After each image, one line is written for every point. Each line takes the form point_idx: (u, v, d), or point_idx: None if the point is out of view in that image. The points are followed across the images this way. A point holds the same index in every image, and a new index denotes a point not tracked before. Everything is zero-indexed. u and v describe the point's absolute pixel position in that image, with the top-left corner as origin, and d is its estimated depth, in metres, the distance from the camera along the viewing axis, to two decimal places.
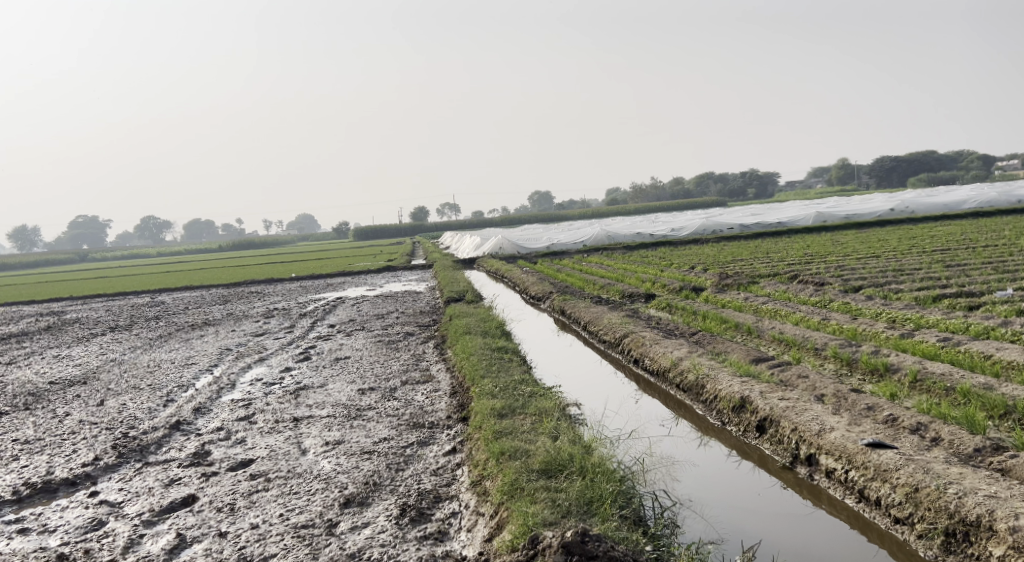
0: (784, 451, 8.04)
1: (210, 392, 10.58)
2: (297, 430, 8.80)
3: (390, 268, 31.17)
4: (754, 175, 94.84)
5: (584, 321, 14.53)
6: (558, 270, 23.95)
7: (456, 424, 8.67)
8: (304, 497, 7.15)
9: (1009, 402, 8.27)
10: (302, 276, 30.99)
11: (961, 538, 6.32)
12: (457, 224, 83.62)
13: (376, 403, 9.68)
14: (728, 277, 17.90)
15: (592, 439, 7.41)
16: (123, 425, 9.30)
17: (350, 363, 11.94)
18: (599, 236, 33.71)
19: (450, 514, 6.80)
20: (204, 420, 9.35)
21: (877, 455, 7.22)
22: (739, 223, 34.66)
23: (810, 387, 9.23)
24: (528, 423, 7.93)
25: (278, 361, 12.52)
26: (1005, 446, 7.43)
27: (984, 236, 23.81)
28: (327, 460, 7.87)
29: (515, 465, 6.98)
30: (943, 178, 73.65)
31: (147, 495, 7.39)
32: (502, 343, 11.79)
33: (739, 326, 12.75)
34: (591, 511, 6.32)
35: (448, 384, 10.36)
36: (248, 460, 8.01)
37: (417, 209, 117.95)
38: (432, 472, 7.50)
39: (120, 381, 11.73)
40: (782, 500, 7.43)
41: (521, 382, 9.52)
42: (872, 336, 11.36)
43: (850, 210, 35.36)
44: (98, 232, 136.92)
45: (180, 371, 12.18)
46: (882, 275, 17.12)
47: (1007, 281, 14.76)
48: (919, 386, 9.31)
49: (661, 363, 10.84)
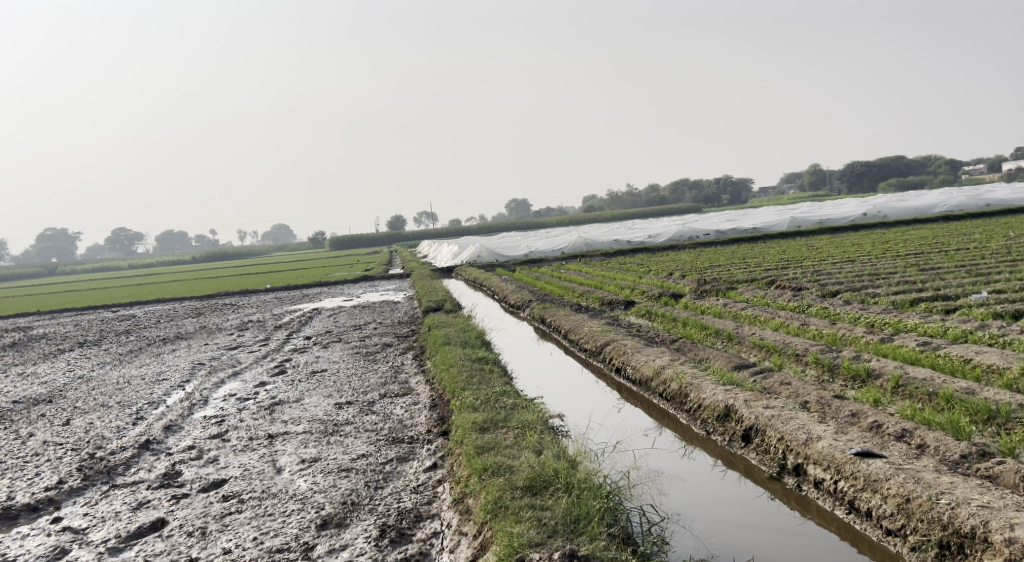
0: (771, 461, 7.91)
1: (181, 409, 10.27)
2: (272, 448, 8.53)
3: (367, 278, 30.81)
4: (728, 180, 95.40)
5: (564, 329, 14.34)
6: (536, 278, 23.77)
7: (437, 439, 8.44)
8: (279, 519, 6.90)
9: (992, 408, 8.19)
10: (275, 287, 30.49)
11: (955, 550, 6.19)
12: (433, 233, 83.26)
13: (353, 418, 9.43)
14: (706, 283, 17.82)
15: (577, 453, 7.22)
16: (90, 446, 8.99)
17: (326, 377, 11.66)
18: (576, 244, 33.61)
19: (431, 534, 6.58)
20: (175, 438, 9.06)
21: (867, 465, 7.10)
22: (714, 229, 34.71)
23: (793, 394, 9.10)
24: (510, 436, 7.72)
25: (252, 376, 12.21)
26: (992, 452, 7.37)
27: (956, 239, 23.98)
28: (303, 479, 7.61)
29: (499, 481, 6.76)
30: (912, 183, 74.44)
31: (113, 520, 7.11)
32: (483, 354, 11.58)
33: (720, 333, 12.63)
34: (577, 530, 6.13)
35: (428, 397, 10.12)
36: (221, 481, 7.73)
37: (394, 219, 117.68)
38: (412, 490, 7.27)
39: (88, 399, 11.38)
40: (770, 512, 7.29)
41: (503, 394, 9.32)
42: (851, 341, 11.31)
43: (824, 215, 35.57)
44: (67, 244, 134.82)
45: (150, 388, 11.83)
46: (858, 280, 17.08)
47: (982, 283, 14.80)
48: (901, 392, 9.19)
49: (643, 372, 10.67)
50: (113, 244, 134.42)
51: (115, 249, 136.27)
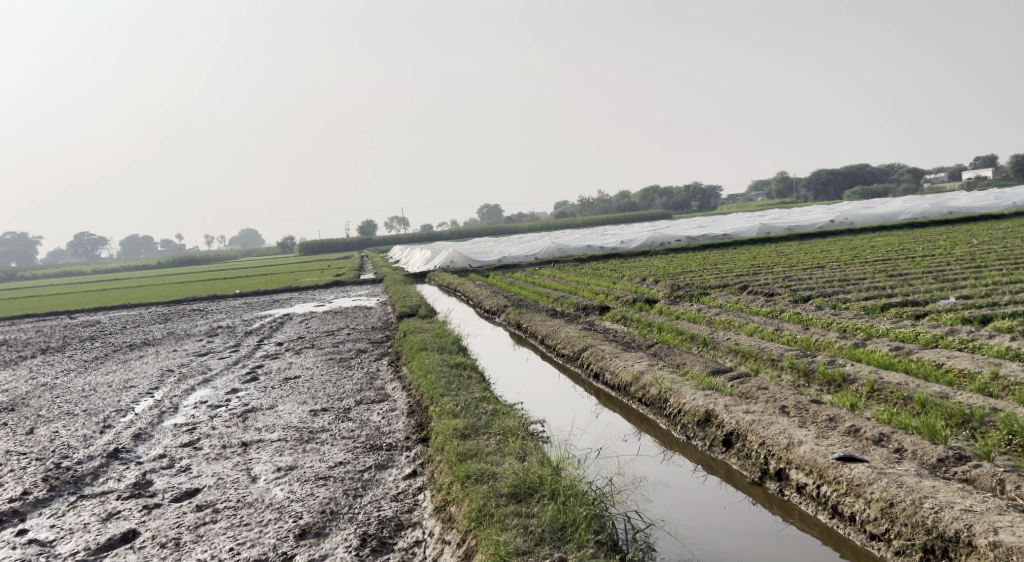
0: (753, 466, 7.87)
1: (151, 417, 10.04)
2: (246, 456, 8.34)
3: (339, 283, 30.45)
4: (698, 189, 96.19)
5: (540, 335, 14.28)
6: (510, 283, 23.67)
7: (415, 446, 8.32)
8: (256, 529, 6.72)
9: (967, 411, 8.22)
10: (243, 293, 30.03)
11: (940, 553, 6.18)
12: (404, 238, 82.88)
13: (329, 425, 9.26)
14: (680, 288, 17.84)
15: (561, 459, 7.11)
16: (55, 455, 8.73)
17: (300, 384, 11.44)
18: (549, 249, 33.57)
19: (413, 542, 6.45)
20: (145, 446, 8.83)
21: (849, 469, 7.08)
22: (686, 235, 34.84)
23: (771, 399, 9.06)
24: (492, 443, 7.61)
25: (223, 383, 11.95)
26: (968, 455, 7.40)
27: (923, 246, 24.29)
28: (279, 488, 7.43)
29: (482, 489, 6.64)
30: (876, 191, 75.50)
31: (82, 531, 6.88)
32: (460, 359, 11.46)
33: (695, 338, 12.61)
34: (565, 537, 6.04)
35: (405, 403, 9.98)
36: (194, 490, 7.53)
37: (365, 225, 117.18)
38: (392, 498, 7.13)
39: (52, 407, 11.07)
40: (753, 517, 7.26)
41: (482, 400, 9.21)
42: (825, 346, 11.39)
43: (792, 221, 35.92)
44: (28, 249, 132.26)
45: (117, 395, 11.54)
46: (829, 286, 17.21)
47: (949, 289, 14.98)
48: (877, 397, 9.21)
49: (621, 377, 10.60)
50: (76, 247, 132.48)
51: (78, 254, 133.84)
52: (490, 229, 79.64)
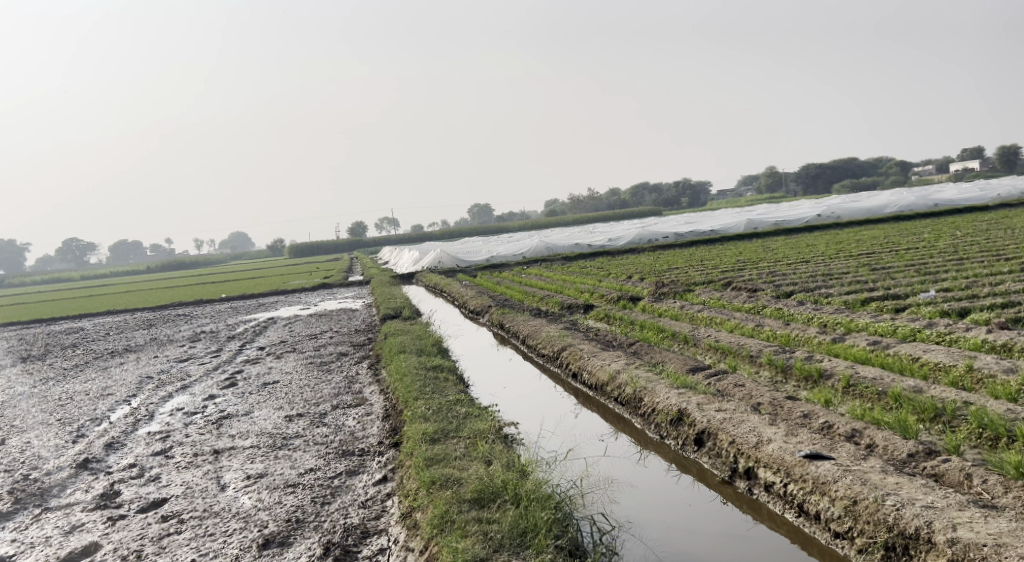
0: (722, 464, 7.90)
1: (125, 425, 10.02)
2: (217, 463, 8.34)
3: (326, 285, 30.43)
4: (687, 185, 96.43)
5: (522, 334, 14.31)
6: (496, 283, 23.67)
7: (388, 451, 8.32)
8: (220, 539, 6.72)
9: (939, 405, 8.26)
10: (229, 297, 29.95)
11: (901, 551, 6.23)
12: (393, 239, 82.88)
13: (303, 430, 9.26)
14: (664, 285, 17.88)
15: (527, 461, 7.12)
16: (25, 466, 8.71)
17: (278, 389, 11.43)
18: (537, 249, 33.52)
19: (377, 550, 6.47)
20: (116, 456, 8.82)
21: (815, 467, 7.12)
22: (674, 233, 34.91)
23: (746, 396, 9.11)
24: (460, 447, 7.63)
25: (202, 389, 11.93)
26: (938, 450, 7.44)
27: (907, 238, 24.39)
28: (247, 497, 7.43)
29: (446, 495, 6.65)
30: (865, 184, 75.74)
31: (42, 546, 6.86)
32: (439, 360, 11.48)
33: (676, 335, 12.63)
34: (524, 543, 6.08)
35: (381, 407, 9.99)
36: (161, 500, 7.52)
37: (354, 226, 117.01)
38: (360, 505, 7.14)
39: (27, 416, 11.07)
40: (720, 517, 7.31)
41: (456, 403, 9.24)
42: (805, 341, 11.45)
43: (780, 216, 36.00)
44: (15, 255, 131.48)
45: (94, 404, 11.50)
46: (812, 280, 17.31)
47: (930, 282, 15.06)
48: (852, 392, 9.24)
49: (599, 377, 10.61)
50: (64, 253, 132.20)
51: (65, 260, 133.06)
52: (481, 228, 79.75)
